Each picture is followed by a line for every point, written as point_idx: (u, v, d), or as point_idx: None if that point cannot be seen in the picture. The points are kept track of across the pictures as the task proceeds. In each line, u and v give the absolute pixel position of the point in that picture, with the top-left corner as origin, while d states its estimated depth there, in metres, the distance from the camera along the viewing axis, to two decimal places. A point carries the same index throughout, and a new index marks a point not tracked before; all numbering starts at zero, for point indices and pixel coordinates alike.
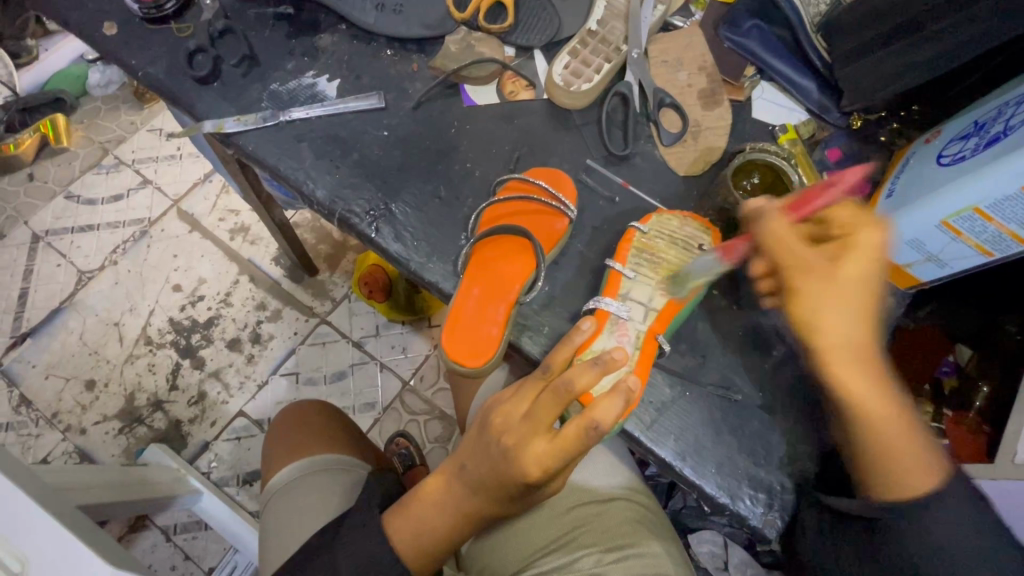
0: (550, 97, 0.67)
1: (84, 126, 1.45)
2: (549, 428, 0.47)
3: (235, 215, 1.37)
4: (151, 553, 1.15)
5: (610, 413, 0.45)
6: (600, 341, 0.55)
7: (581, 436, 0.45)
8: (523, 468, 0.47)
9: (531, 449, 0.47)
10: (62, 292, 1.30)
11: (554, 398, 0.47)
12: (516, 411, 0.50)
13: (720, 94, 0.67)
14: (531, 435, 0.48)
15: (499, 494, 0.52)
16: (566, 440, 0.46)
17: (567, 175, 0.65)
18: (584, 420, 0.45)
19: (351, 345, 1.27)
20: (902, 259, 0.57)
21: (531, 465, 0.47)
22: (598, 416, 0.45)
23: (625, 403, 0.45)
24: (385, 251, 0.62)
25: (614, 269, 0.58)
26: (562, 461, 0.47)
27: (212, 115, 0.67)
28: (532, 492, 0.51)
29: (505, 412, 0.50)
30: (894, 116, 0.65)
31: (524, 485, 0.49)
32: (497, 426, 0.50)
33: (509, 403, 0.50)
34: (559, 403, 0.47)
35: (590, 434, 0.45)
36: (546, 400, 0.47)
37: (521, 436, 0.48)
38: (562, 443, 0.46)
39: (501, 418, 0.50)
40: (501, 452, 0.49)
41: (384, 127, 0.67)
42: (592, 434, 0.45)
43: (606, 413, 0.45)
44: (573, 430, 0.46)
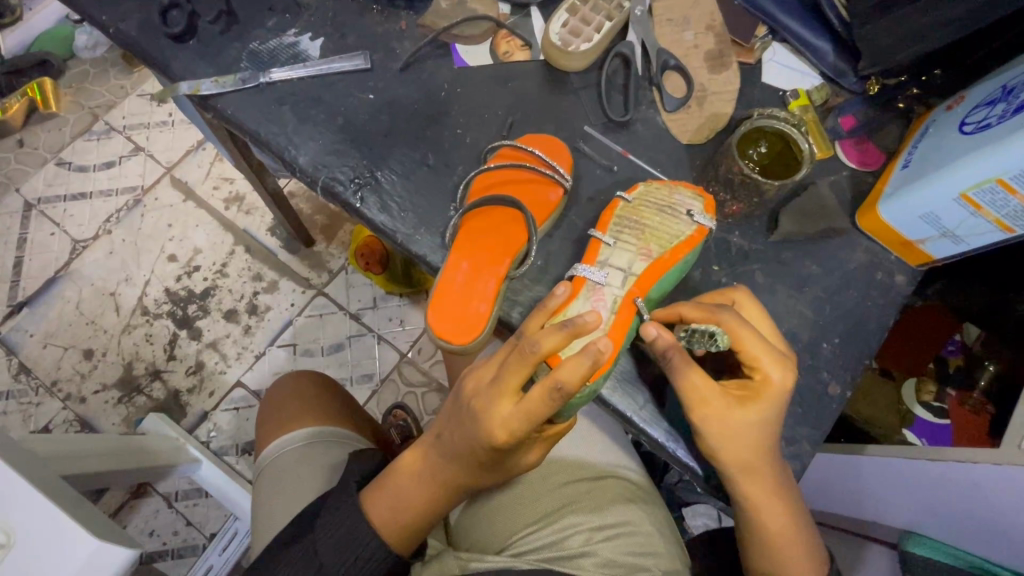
0: (547, 58, 0.63)
1: (72, 91, 1.41)
2: (515, 391, 0.45)
3: (230, 183, 1.33)
4: (153, 519, 1.17)
5: (574, 372, 0.42)
6: (575, 305, 0.52)
7: (547, 398, 0.43)
8: (489, 430, 0.45)
9: (496, 412, 0.45)
10: (57, 261, 1.28)
11: (519, 359, 0.45)
12: (486, 374, 0.48)
13: (729, 56, 0.63)
14: (497, 398, 0.45)
15: (472, 462, 0.50)
16: (532, 403, 0.44)
17: (562, 141, 0.61)
18: (549, 381, 0.43)
19: (349, 317, 1.26)
20: (916, 233, 0.54)
21: (497, 427, 0.45)
22: (563, 376, 0.42)
23: (592, 363, 0.43)
24: (370, 221, 0.60)
25: (594, 237, 0.55)
26: (528, 425, 0.45)
27: (190, 76, 0.63)
28: (502, 461, 0.49)
29: (475, 376, 0.48)
30: (913, 80, 0.60)
31: (492, 450, 0.47)
32: (468, 390, 0.48)
33: (480, 369, 0.48)
34: (525, 366, 0.45)
35: (554, 397, 0.43)
36: (512, 361, 0.45)
37: (486, 398, 0.45)
38: (528, 406, 0.44)
39: (473, 382, 0.48)
40: (471, 417, 0.47)
41: (370, 90, 0.63)
42: (557, 396, 0.43)
43: (569, 373, 0.42)
44: (539, 392, 0.43)
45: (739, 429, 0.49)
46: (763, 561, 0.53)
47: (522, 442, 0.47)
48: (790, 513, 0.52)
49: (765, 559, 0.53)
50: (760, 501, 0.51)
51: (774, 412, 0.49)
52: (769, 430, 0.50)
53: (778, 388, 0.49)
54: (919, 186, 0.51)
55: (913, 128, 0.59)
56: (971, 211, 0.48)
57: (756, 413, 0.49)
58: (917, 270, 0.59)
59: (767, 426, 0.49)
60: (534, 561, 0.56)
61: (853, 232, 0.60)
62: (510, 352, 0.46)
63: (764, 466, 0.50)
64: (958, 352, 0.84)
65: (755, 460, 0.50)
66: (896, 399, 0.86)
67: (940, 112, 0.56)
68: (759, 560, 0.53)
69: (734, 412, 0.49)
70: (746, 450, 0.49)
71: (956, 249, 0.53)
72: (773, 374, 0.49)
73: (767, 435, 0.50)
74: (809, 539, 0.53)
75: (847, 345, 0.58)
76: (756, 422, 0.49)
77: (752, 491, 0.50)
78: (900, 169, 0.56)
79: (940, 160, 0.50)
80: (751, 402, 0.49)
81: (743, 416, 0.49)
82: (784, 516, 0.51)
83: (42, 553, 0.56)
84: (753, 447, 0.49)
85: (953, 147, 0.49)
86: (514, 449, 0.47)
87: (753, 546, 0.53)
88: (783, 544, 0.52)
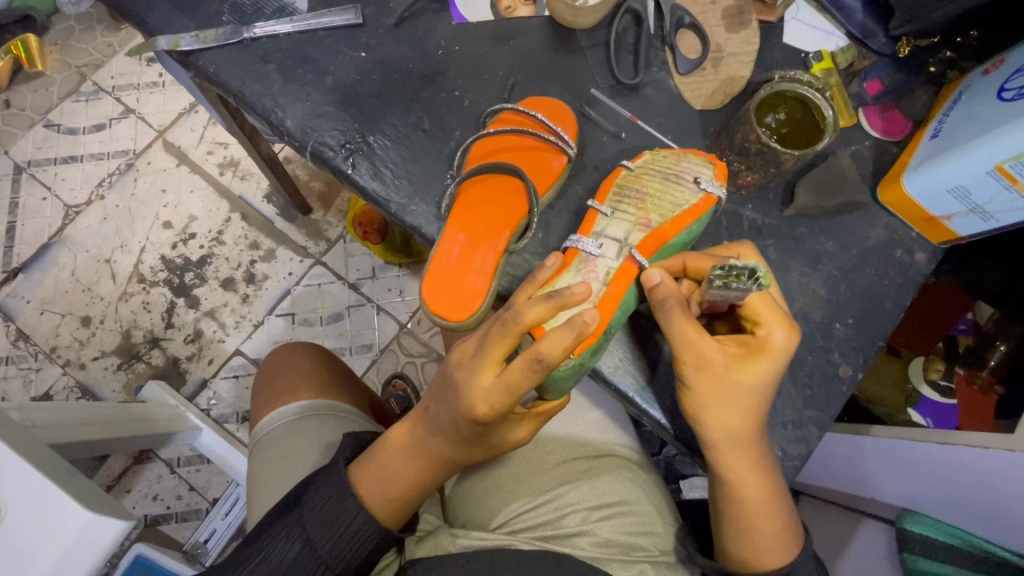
0: (551, 14, 0.59)
1: (58, 48, 1.34)
2: (498, 362, 0.43)
3: (224, 148, 1.29)
4: (157, 484, 1.18)
5: (558, 345, 0.40)
6: (564, 277, 0.49)
7: (528, 371, 0.41)
8: (470, 404, 0.43)
9: (476, 384, 0.43)
10: (50, 227, 1.25)
11: (502, 330, 0.42)
12: (470, 347, 0.46)
13: (748, 13, 0.59)
14: (479, 370, 0.43)
15: (455, 434, 0.49)
16: (513, 375, 0.42)
17: (565, 104, 0.57)
18: (530, 353, 0.41)
19: (347, 287, 1.23)
20: (942, 208, 0.51)
21: (478, 400, 0.43)
22: (544, 348, 0.40)
23: (577, 335, 0.40)
24: (362, 189, 0.56)
25: (592, 207, 0.52)
26: (509, 398, 0.42)
27: (169, 31, 0.59)
28: (486, 435, 0.48)
29: (461, 348, 0.46)
30: (947, 42, 0.55)
31: (475, 423, 0.45)
32: (452, 362, 0.46)
33: (465, 340, 0.46)
34: (508, 337, 0.42)
35: (535, 369, 0.41)
36: (495, 333, 0.42)
37: (468, 370, 0.43)
38: (510, 378, 0.42)
39: (457, 354, 0.46)
40: (452, 389, 0.45)
41: (361, 48, 0.59)
42: (538, 368, 0.41)
43: (553, 346, 0.40)
44: (520, 364, 0.41)
45: (732, 391, 0.47)
46: (737, 539, 0.50)
47: (505, 416, 0.45)
48: (770, 487, 0.49)
49: (739, 536, 0.50)
50: (740, 470, 0.49)
51: (772, 373, 0.47)
52: (758, 395, 0.47)
53: (780, 348, 0.46)
54: (951, 156, 0.47)
55: (944, 94, 0.55)
56: (1006, 185, 0.45)
57: (753, 373, 0.46)
58: (939, 248, 0.56)
59: (759, 388, 0.47)
60: (531, 539, 0.56)
61: (874, 207, 0.56)
62: (494, 323, 0.44)
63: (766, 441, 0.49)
64: (969, 331, 0.81)
65: (742, 428, 0.48)
66: (901, 377, 0.83)
67: (976, 77, 0.52)
68: (734, 539, 0.51)
69: (730, 374, 0.46)
70: (731, 413, 0.47)
71: (984, 226, 0.49)
72: (773, 334, 0.46)
73: (759, 397, 0.47)
74: (790, 518, 0.51)
75: (861, 327, 0.55)
76: (753, 384, 0.47)
77: (734, 459, 0.48)
78: (928, 139, 0.52)
79: (972, 130, 0.47)
80: (753, 361, 0.46)
81: (745, 378, 0.46)
82: (765, 491, 0.49)
83: (34, 524, 0.55)
84: (739, 410, 0.47)
85: (992, 115, 0.46)
86: (497, 422, 0.45)
87: (729, 522, 0.51)
88: (762, 521, 0.49)
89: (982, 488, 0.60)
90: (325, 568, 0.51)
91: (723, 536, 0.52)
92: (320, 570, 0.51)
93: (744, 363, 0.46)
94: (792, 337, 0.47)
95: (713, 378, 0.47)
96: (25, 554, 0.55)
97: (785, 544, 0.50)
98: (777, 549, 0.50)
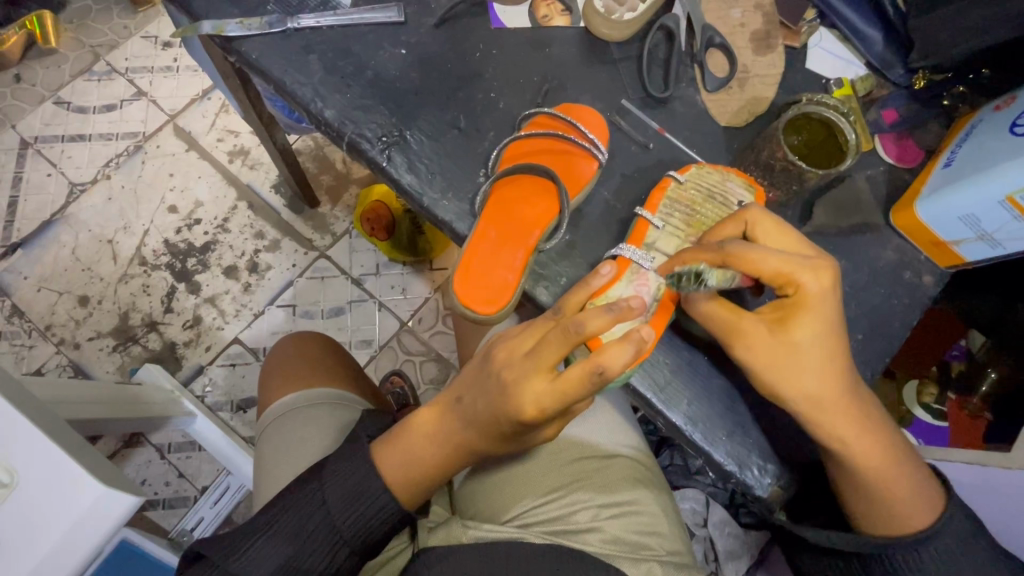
0: (587, 25, 0.61)
1: (73, 27, 1.35)
2: (551, 369, 0.44)
3: (235, 136, 1.30)
4: (145, 469, 1.16)
5: (618, 359, 0.41)
6: (617, 287, 0.52)
7: (584, 381, 0.42)
8: (519, 405, 0.44)
9: (530, 388, 0.44)
10: (53, 204, 1.25)
11: (561, 338, 0.43)
12: (519, 347, 0.46)
13: (775, 38, 0.61)
14: (532, 372, 0.44)
15: (490, 430, 0.49)
16: (567, 382, 0.43)
17: (598, 113, 0.59)
18: (589, 364, 0.42)
19: (351, 282, 1.24)
20: (953, 234, 0.54)
21: (528, 403, 0.44)
22: (606, 361, 0.41)
23: (635, 352, 0.42)
24: (395, 182, 0.58)
25: (642, 217, 0.55)
26: (560, 403, 0.44)
27: (211, 17, 0.60)
28: (524, 435, 0.49)
29: (509, 348, 0.47)
30: (961, 78, 0.59)
31: (517, 424, 0.46)
32: (498, 360, 0.47)
33: (515, 339, 0.47)
34: (566, 344, 0.43)
35: (593, 380, 0.42)
36: (553, 339, 0.44)
37: (521, 373, 0.44)
38: (563, 385, 0.43)
39: (505, 353, 0.47)
40: (500, 387, 0.46)
41: (402, 45, 0.60)
42: (596, 379, 0.42)
43: (614, 360, 0.41)
44: (577, 373, 0.42)
45: (786, 362, 0.47)
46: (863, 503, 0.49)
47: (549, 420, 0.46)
48: (886, 446, 0.49)
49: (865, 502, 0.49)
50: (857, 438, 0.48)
51: (824, 319, 0.47)
52: (832, 331, 0.47)
53: (814, 296, 0.46)
54: (964, 185, 0.50)
55: (956, 126, 0.57)
56: (1015, 216, 0.47)
57: (806, 330, 0.46)
58: (946, 272, 0.58)
59: (822, 345, 0.47)
60: (541, 533, 0.57)
61: (885, 229, 0.59)
62: (551, 328, 0.45)
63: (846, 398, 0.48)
64: (961, 358, 0.84)
65: (826, 391, 0.47)
66: (896, 399, 0.86)
67: (987, 111, 0.54)
68: (860, 504, 0.50)
69: (783, 341, 0.47)
70: (816, 379, 0.47)
71: (992, 253, 0.52)
72: (808, 284, 0.46)
73: (825, 349, 0.47)
74: (915, 470, 0.49)
75: (869, 343, 0.57)
76: (809, 343, 0.46)
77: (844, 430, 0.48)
78: (941, 168, 0.55)
79: (985, 161, 0.49)
80: (793, 322, 0.47)
81: (793, 342, 0.46)
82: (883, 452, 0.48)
83: (45, 495, 0.55)
84: (828, 374, 0.47)
85: (1004, 148, 0.49)
86: (540, 425, 0.47)
87: (848, 487, 0.50)
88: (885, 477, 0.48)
89: (987, 503, 0.61)
90: (341, 543, 0.52)
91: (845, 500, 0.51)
92: (335, 545, 0.52)
93: (790, 325, 0.47)
94: (824, 276, 0.46)
95: (766, 350, 0.47)
96: (35, 524, 0.55)
97: (922, 502, 0.48)
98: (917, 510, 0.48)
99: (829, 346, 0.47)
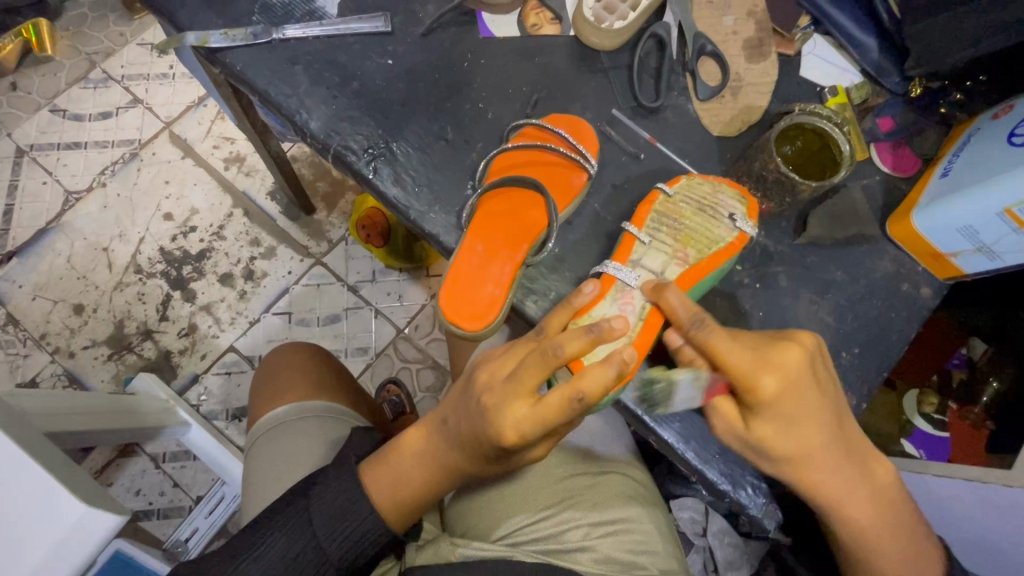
0: (577, 34, 0.60)
1: (69, 34, 1.34)
2: (531, 392, 0.43)
3: (230, 143, 1.29)
4: (140, 479, 1.15)
5: (597, 382, 0.40)
6: (601, 306, 0.51)
7: (565, 407, 0.41)
8: (500, 431, 0.43)
9: (509, 413, 0.43)
10: (49, 212, 1.24)
11: (540, 361, 0.42)
12: (501, 370, 0.45)
13: (768, 45, 0.60)
14: (512, 397, 0.43)
15: (474, 453, 0.48)
16: (548, 408, 0.42)
17: (588, 123, 0.58)
18: (570, 389, 0.41)
19: (346, 289, 1.23)
20: (949, 246, 0.53)
21: (508, 427, 0.43)
22: (585, 386, 0.40)
23: (617, 375, 0.41)
24: (382, 194, 0.57)
25: (629, 231, 0.54)
26: (542, 428, 0.42)
27: (197, 27, 0.59)
28: (508, 458, 0.48)
29: (490, 371, 0.46)
30: (957, 86, 0.57)
31: (499, 449, 0.45)
32: (479, 383, 0.46)
33: (496, 361, 0.46)
34: (546, 368, 0.42)
35: (573, 406, 0.41)
36: (532, 362, 0.43)
37: (501, 396, 0.43)
38: (543, 411, 0.42)
39: (485, 375, 0.46)
40: (481, 411, 0.45)
41: (389, 55, 0.60)
42: (578, 406, 0.41)
43: (594, 384, 0.40)
44: (557, 399, 0.41)
45: (763, 452, 0.47)
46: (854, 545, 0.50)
47: (532, 444, 0.45)
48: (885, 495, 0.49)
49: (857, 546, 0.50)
50: (857, 487, 0.47)
51: (785, 416, 0.44)
52: (806, 421, 0.45)
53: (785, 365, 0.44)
54: (961, 196, 0.49)
55: (954, 134, 0.56)
56: (1014, 228, 0.46)
57: (771, 429, 0.45)
58: (944, 283, 0.57)
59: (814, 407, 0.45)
60: (532, 552, 0.56)
61: (881, 240, 0.58)
62: (531, 351, 0.44)
63: (832, 477, 0.47)
64: (962, 366, 0.83)
65: (805, 475, 0.47)
66: (898, 409, 0.84)
67: (985, 120, 0.53)
68: (853, 548, 0.50)
69: (774, 413, 0.45)
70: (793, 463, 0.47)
71: (989, 265, 0.51)
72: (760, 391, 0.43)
73: (802, 442, 0.45)
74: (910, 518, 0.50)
75: (865, 357, 0.56)
76: (781, 437, 0.45)
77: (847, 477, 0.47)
78: (938, 177, 0.54)
79: (982, 172, 0.48)
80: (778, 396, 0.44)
81: (755, 438, 0.46)
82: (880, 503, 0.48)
83: (28, 513, 0.54)
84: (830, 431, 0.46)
85: (1001, 160, 0.47)
86: (523, 449, 0.45)
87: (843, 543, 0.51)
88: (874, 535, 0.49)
89: (989, 517, 0.60)
90: (325, 566, 0.51)
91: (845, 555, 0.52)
92: (320, 566, 0.51)
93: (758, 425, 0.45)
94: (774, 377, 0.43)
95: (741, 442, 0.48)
96: (17, 543, 0.54)
97: (906, 553, 0.50)
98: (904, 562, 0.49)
99: (808, 437, 0.45)
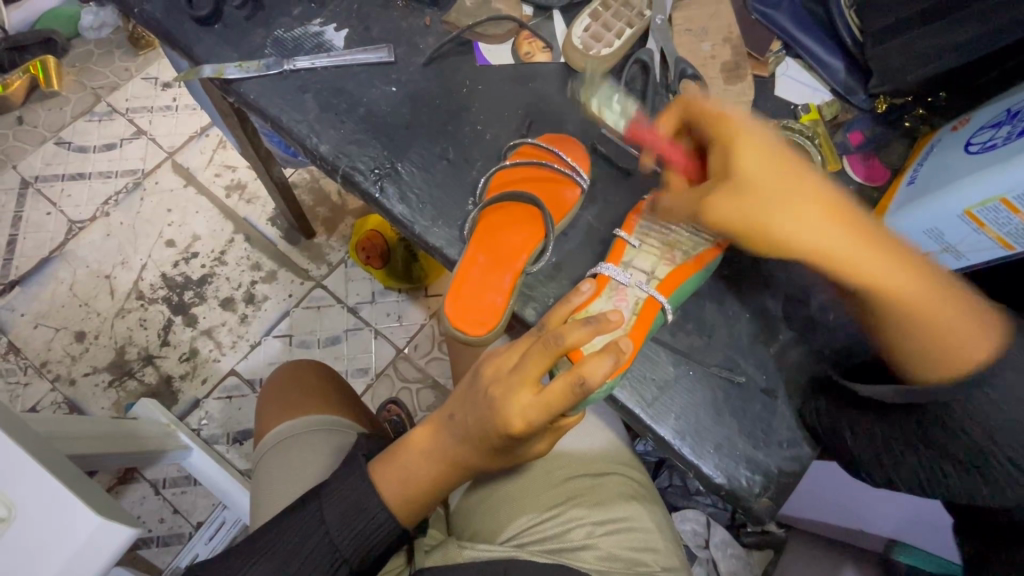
0: (567, 61, 0.65)
1: (75, 70, 1.39)
2: (536, 381, 0.46)
3: (231, 171, 1.33)
4: (139, 505, 1.15)
5: (598, 370, 0.43)
6: (597, 303, 0.55)
7: (568, 394, 0.43)
8: (507, 419, 0.46)
9: (515, 401, 0.46)
10: (52, 241, 1.27)
11: (544, 351, 0.45)
12: (507, 362, 0.48)
13: (744, 68, 0.65)
14: (518, 386, 0.46)
15: (482, 445, 0.51)
16: (552, 395, 0.44)
17: (580, 143, 0.63)
18: (572, 376, 0.43)
19: (346, 311, 1.25)
20: None
21: (514, 416, 0.46)
22: (587, 372, 0.43)
23: (614, 362, 0.43)
24: (388, 211, 0.61)
25: (619, 237, 0.58)
26: (547, 416, 0.45)
27: (212, 60, 0.64)
28: (514, 449, 0.50)
29: (496, 365, 0.49)
30: (921, 101, 0.62)
31: (507, 437, 0.48)
32: (488, 375, 0.49)
33: (501, 356, 0.49)
34: (549, 357, 0.45)
35: (576, 391, 0.43)
36: (536, 352, 0.46)
37: (506, 387, 0.46)
38: (549, 397, 0.44)
39: (492, 369, 0.49)
40: (488, 403, 0.48)
41: (392, 83, 0.64)
42: (579, 391, 0.43)
43: (593, 371, 0.43)
44: (560, 386, 0.44)
45: (752, 188, 0.45)
46: (913, 340, 0.44)
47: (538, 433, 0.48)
48: (906, 261, 0.43)
49: (906, 338, 0.44)
50: (859, 264, 0.43)
51: (754, 150, 0.46)
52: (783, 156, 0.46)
53: (739, 139, 0.47)
54: (925, 201, 0.53)
55: (917, 146, 0.61)
56: (974, 228, 0.50)
57: (748, 160, 0.46)
58: None
59: (771, 168, 0.45)
60: (538, 552, 0.57)
61: None
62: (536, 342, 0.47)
63: (829, 218, 0.44)
64: None
65: (802, 221, 0.44)
66: None
67: (946, 132, 0.58)
68: (917, 334, 0.43)
69: (736, 183, 0.46)
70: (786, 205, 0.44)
71: (956, 264, 0.54)
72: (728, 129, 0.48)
73: (785, 167, 0.45)
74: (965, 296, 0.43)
75: None
76: (756, 161, 0.46)
77: (839, 250, 0.44)
78: (906, 184, 0.58)
79: (944, 178, 0.52)
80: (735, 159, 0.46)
81: (740, 174, 0.46)
82: (901, 278, 0.43)
83: (42, 527, 0.56)
84: (797, 188, 0.44)
85: (958, 165, 0.52)
86: (529, 439, 0.48)
87: (906, 339, 0.44)
88: (927, 311, 0.43)
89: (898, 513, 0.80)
90: (340, 561, 0.52)
91: (918, 357, 0.44)
92: (335, 562, 0.52)
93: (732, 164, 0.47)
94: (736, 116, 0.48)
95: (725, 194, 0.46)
96: (31, 557, 0.55)
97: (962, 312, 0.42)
98: (970, 327, 0.42)
99: (785, 165, 0.45)
